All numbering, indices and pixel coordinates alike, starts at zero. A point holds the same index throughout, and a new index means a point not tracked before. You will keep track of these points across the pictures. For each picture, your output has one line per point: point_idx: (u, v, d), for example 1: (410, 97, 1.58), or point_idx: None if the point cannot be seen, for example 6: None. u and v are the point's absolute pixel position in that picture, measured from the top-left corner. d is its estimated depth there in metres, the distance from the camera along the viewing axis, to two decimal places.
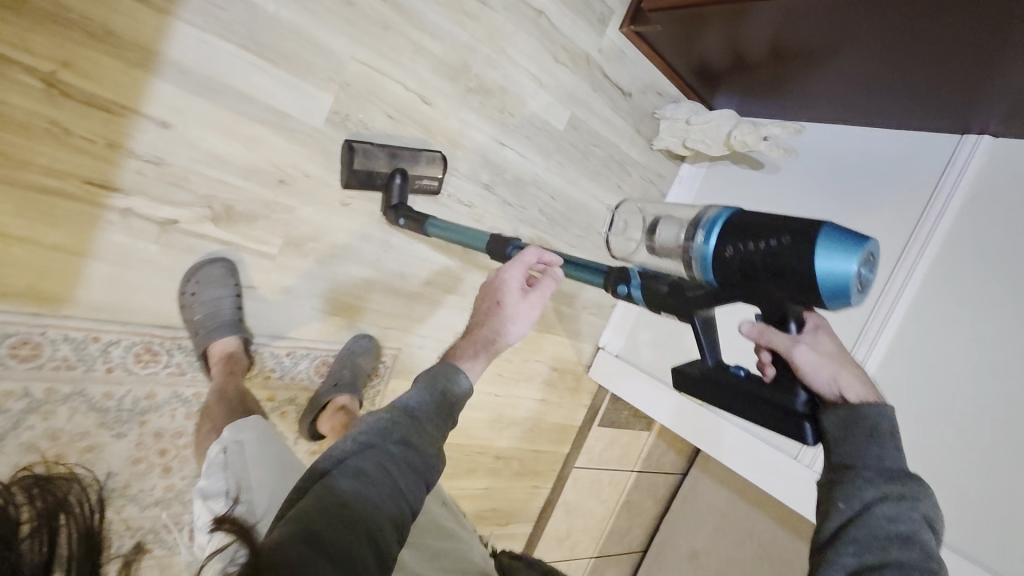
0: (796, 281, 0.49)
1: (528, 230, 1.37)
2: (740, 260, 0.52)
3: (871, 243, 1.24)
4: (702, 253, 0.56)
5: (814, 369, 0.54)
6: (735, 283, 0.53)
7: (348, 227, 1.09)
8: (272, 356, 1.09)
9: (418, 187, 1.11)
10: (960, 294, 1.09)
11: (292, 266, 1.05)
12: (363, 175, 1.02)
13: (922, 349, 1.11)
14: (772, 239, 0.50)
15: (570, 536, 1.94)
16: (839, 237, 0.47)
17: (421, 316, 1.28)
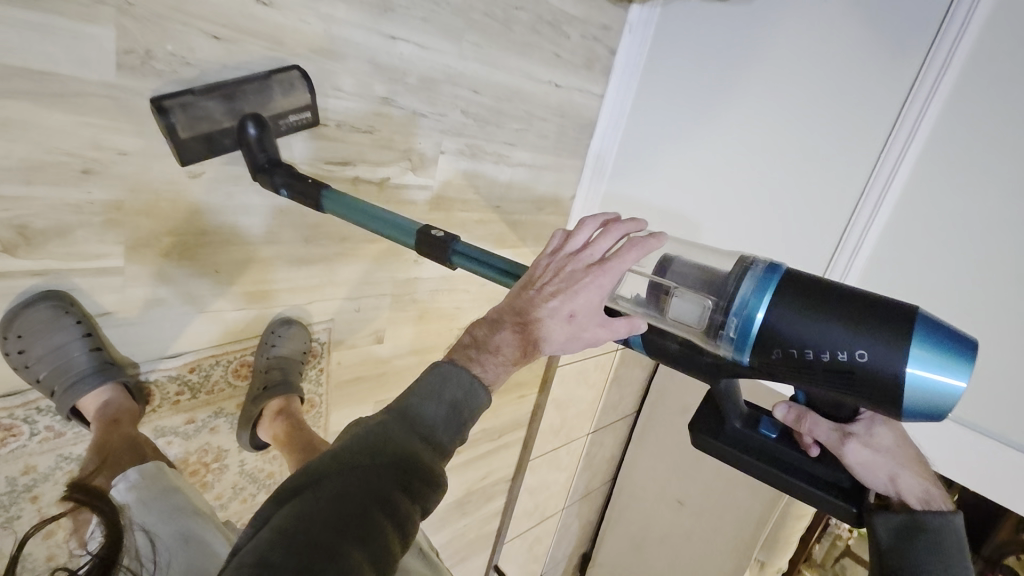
0: (868, 391, 0.53)
1: (453, 138, 1.10)
2: (789, 361, 0.55)
3: (852, 123, 1.05)
4: (739, 338, 0.57)
5: (869, 468, 0.63)
6: (782, 372, 0.56)
7: (212, 204, 0.82)
8: (172, 378, 0.89)
9: (288, 128, 0.81)
10: (961, 173, 0.96)
11: (154, 273, 0.81)
12: (200, 142, 0.73)
13: (918, 233, 1.01)
14: (844, 353, 0.53)
15: (564, 426, 1.95)
16: (930, 360, 0.51)
17: (345, 275, 1.06)
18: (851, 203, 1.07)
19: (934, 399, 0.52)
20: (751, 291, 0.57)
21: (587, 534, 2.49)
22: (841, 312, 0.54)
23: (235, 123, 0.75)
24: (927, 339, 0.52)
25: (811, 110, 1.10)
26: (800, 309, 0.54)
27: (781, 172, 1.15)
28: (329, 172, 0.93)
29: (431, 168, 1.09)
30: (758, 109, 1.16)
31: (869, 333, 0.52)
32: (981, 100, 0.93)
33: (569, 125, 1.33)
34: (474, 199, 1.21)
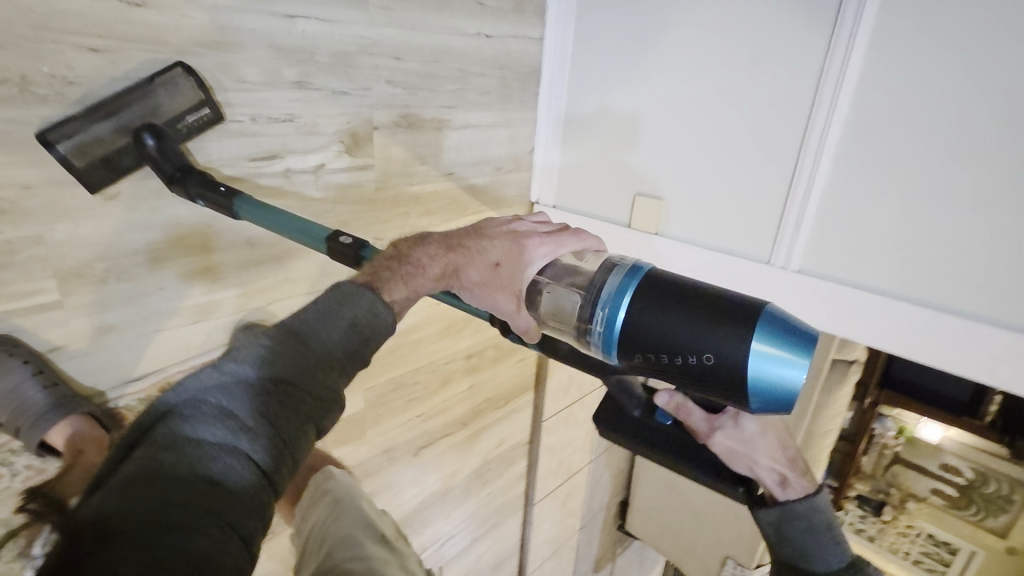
0: (719, 388, 0.50)
1: (385, 110, 1.07)
2: (648, 366, 0.53)
3: (788, 67, 1.04)
4: (604, 339, 0.54)
5: (729, 454, 0.66)
6: (639, 365, 0.54)
7: (137, 222, 0.81)
8: (143, 400, 0.89)
9: (191, 130, 0.78)
10: (896, 93, 0.95)
11: (94, 301, 0.80)
12: (99, 167, 0.72)
13: (864, 159, 1.00)
14: (692, 358, 0.49)
15: (573, 382, 1.94)
16: (777, 354, 0.47)
17: (303, 271, 1.04)
18: (796, 140, 1.06)
19: (782, 396, 0.48)
20: (615, 286, 0.54)
21: (621, 482, 2.51)
22: (681, 317, 0.50)
23: (129, 137, 0.73)
24: (775, 335, 0.48)
25: (747, 67, 1.08)
26: (656, 309, 0.51)
27: (726, 128, 1.13)
28: (255, 169, 0.91)
29: (368, 147, 1.06)
30: (695, 68, 1.15)
31: (712, 336, 0.49)
32: (902, 38, 0.92)
33: (510, 76, 1.28)
34: (424, 170, 1.18)
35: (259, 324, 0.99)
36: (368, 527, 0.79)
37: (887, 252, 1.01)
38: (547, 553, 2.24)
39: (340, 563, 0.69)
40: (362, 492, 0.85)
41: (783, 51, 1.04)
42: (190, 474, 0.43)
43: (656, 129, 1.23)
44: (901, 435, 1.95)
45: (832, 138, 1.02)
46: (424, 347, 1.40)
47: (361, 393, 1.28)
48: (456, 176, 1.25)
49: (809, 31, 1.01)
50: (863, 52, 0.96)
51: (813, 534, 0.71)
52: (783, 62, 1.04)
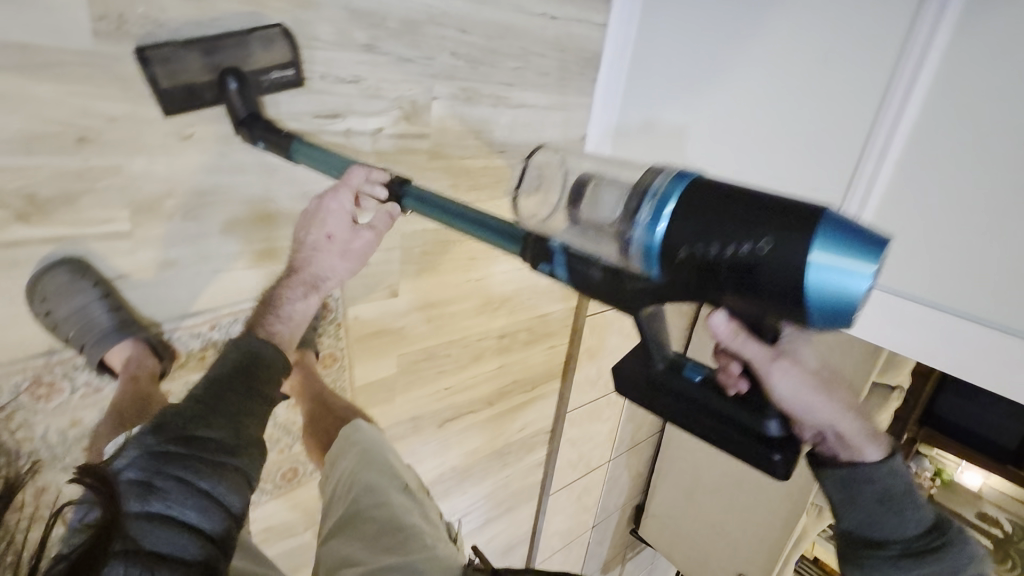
0: (775, 292, 0.44)
1: (445, 82, 1.09)
2: (694, 261, 0.47)
3: (857, 67, 0.99)
4: (647, 236, 0.49)
5: (792, 390, 0.56)
6: (684, 271, 0.48)
7: (207, 164, 0.85)
8: (195, 336, 0.94)
9: (268, 83, 0.84)
10: (974, 95, 0.88)
11: (161, 235, 0.85)
12: (181, 92, 0.76)
13: (930, 167, 0.94)
14: (750, 243, 0.44)
15: (601, 376, 1.92)
16: (844, 259, 0.42)
17: None
18: (858, 145, 1.02)
19: (839, 307, 0.43)
20: (664, 187, 0.50)
21: (639, 485, 2.48)
22: (738, 202, 0.46)
23: (216, 76, 0.78)
24: (845, 238, 0.42)
25: (813, 69, 1.05)
26: (709, 206, 0.46)
27: (785, 128, 1.10)
28: (318, 126, 0.95)
29: (426, 115, 1.09)
30: (762, 69, 1.11)
31: (771, 221, 0.44)
32: (985, 38, 0.86)
33: (571, 59, 1.28)
34: (476, 145, 1.19)
35: None
36: (392, 474, 0.82)
37: (951, 265, 0.95)
38: (559, 545, 2.24)
39: (365, 511, 0.76)
40: (387, 445, 0.87)
41: (852, 54, 1.00)
42: (237, 418, 0.69)
43: (716, 124, 1.21)
44: (938, 477, 1.85)
45: (897, 141, 0.97)
46: (460, 320, 1.40)
47: (394, 359, 1.30)
48: (507, 155, 1.26)
49: (882, 30, 0.95)
50: (940, 50, 0.90)
51: (890, 503, 0.65)
52: (850, 61, 1.00)
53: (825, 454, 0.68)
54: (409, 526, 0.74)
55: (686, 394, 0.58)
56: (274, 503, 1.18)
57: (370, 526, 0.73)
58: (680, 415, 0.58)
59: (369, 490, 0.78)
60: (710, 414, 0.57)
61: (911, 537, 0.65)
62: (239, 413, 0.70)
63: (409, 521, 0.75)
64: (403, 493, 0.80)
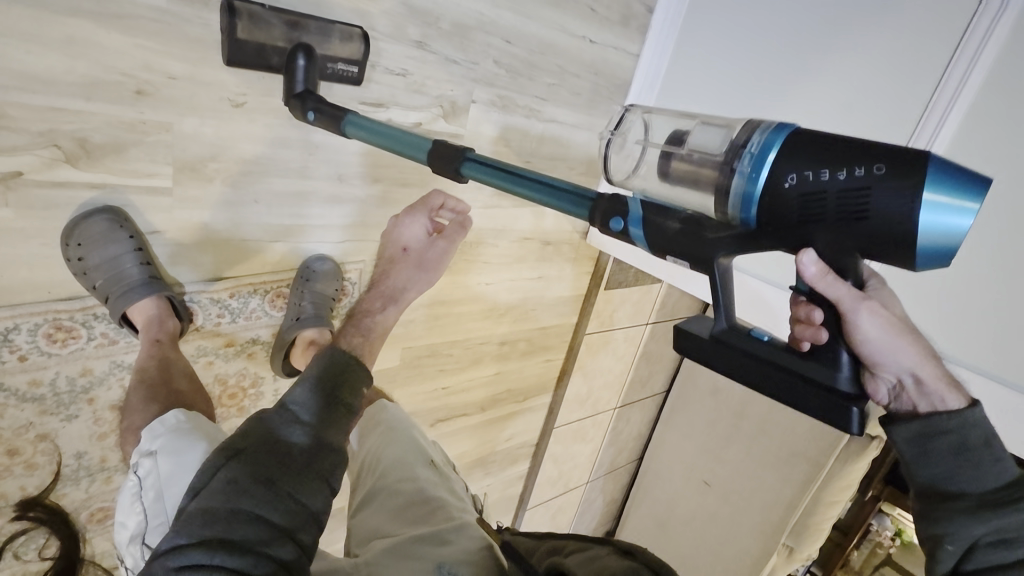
0: (880, 228, 0.47)
1: (485, 88, 1.13)
2: (798, 195, 0.48)
3: (876, 126, 0.99)
4: (755, 166, 0.50)
5: (875, 335, 0.54)
6: (782, 212, 0.49)
7: (254, 134, 0.87)
8: (214, 302, 0.95)
9: (331, 74, 0.87)
10: (988, 164, 0.87)
11: (199, 196, 0.86)
12: (252, 50, 0.78)
13: None
14: (861, 168, 0.47)
15: (591, 396, 1.94)
16: (948, 197, 0.46)
17: (380, 220, 1.10)
18: None
19: (949, 240, 0.46)
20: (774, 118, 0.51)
21: (612, 512, 2.48)
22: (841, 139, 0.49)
23: (288, 48, 0.81)
24: (946, 177, 0.46)
25: (830, 123, 1.05)
26: (811, 144, 0.49)
27: None
28: (362, 112, 0.98)
29: (462, 116, 1.12)
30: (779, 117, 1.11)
31: (875, 153, 0.47)
32: (1008, 109, 0.85)
33: (602, 83, 1.33)
34: (505, 152, 1.23)
35: (330, 261, 1.04)
36: (417, 449, 0.87)
37: (956, 328, 0.93)
38: None
39: (393, 485, 0.81)
40: (411, 422, 0.91)
41: (870, 112, 0.99)
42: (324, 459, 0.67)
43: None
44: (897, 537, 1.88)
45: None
46: (465, 322, 1.42)
47: (397, 350, 1.31)
48: (532, 166, 1.30)
49: (905, 89, 0.95)
50: (961, 116, 0.89)
51: (962, 454, 0.62)
52: (866, 121, 1.00)
53: (903, 407, 0.65)
54: (436, 500, 0.80)
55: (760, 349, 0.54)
56: None
57: (400, 499, 0.79)
58: (739, 369, 0.55)
59: (398, 463, 0.84)
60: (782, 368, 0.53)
61: (985, 490, 0.61)
62: (324, 459, 0.66)
63: (436, 496, 0.81)
64: (429, 470, 0.85)
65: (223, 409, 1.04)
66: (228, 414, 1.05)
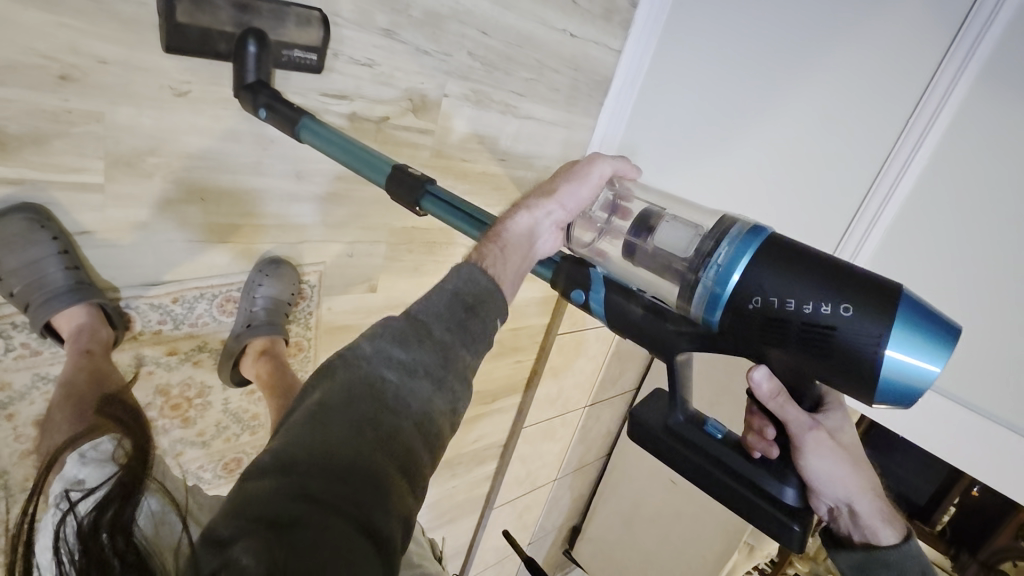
0: (844, 359, 0.50)
1: (458, 81, 1.06)
2: (761, 316, 0.52)
3: (852, 151, 1.01)
4: (714, 291, 0.54)
5: (820, 459, 0.60)
6: (745, 327, 0.53)
7: (198, 126, 0.79)
8: (154, 308, 0.87)
9: (288, 63, 0.79)
10: (955, 196, 0.92)
11: (135, 194, 0.78)
12: (196, 35, 0.70)
13: (910, 255, 0.98)
14: (826, 306, 0.49)
15: (560, 396, 1.91)
16: (909, 340, 0.48)
17: (341, 220, 1.03)
18: (842, 223, 1.04)
19: (908, 381, 0.49)
20: (740, 235, 0.55)
21: (578, 508, 2.48)
22: (808, 266, 0.51)
23: (236, 35, 0.73)
24: (907, 318, 0.49)
25: (809, 145, 1.06)
26: (774, 270, 0.52)
27: (774, 195, 1.12)
28: (323, 105, 0.90)
29: (433, 112, 1.05)
30: (759, 135, 1.12)
31: (837, 289, 0.50)
32: (976, 147, 0.89)
33: (582, 80, 1.28)
34: (478, 150, 1.17)
35: (286, 262, 0.97)
36: None
37: None
38: (493, 561, 2.19)
39: None
40: None
41: (847, 137, 1.01)
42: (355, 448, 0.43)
43: (708, 172, 1.20)
44: None
45: (889, 211, 0.98)
46: None
47: None
48: (506, 164, 1.24)
49: (888, 106, 0.97)
50: (938, 136, 0.92)
51: None
52: (841, 144, 1.02)
53: (841, 533, 0.68)
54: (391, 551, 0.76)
55: (712, 453, 0.62)
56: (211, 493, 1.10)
57: None
58: (692, 465, 0.63)
59: None
60: (726, 472, 0.61)
61: None
62: (358, 452, 0.43)
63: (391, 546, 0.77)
64: None
65: (165, 421, 0.97)
66: (170, 426, 0.98)
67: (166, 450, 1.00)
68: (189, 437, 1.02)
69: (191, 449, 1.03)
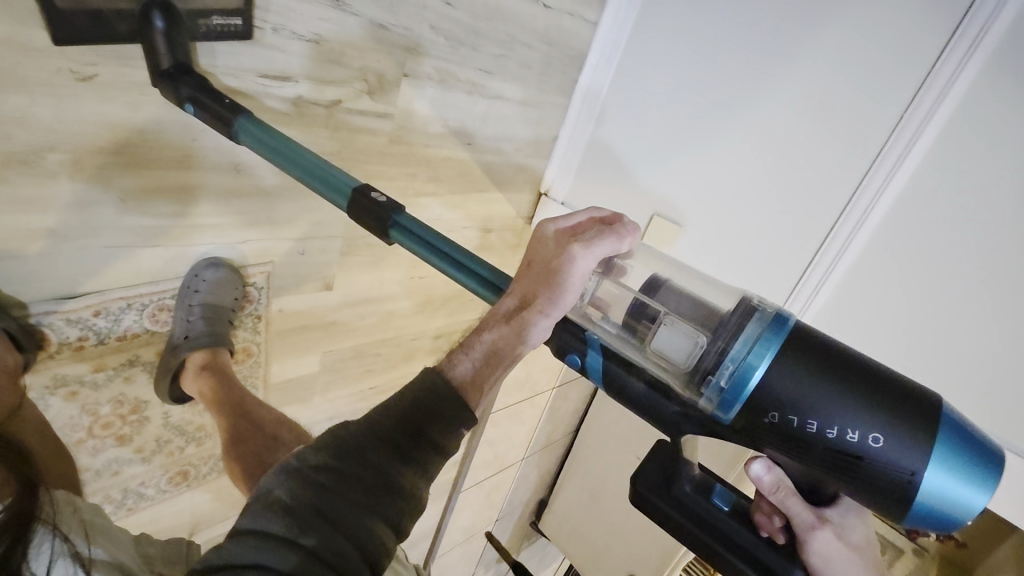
0: (878, 483, 0.49)
1: (420, 58, 0.95)
2: (786, 431, 0.50)
3: (841, 147, 0.96)
4: (730, 390, 0.50)
5: (828, 565, 0.56)
6: (766, 434, 0.52)
7: (110, 115, 0.67)
8: (72, 323, 0.76)
9: (208, 33, 0.67)
10: (946, 199, 0.88)
11: (37, 197, 0.66)
12: (82, 18, 0.59)
13: (897, 259, 0.94)
14: (861, 434, 0.48)
15: (529, 380, 1.87)
16: (944, 471, 0.48)
17: (289, 215, 0.92)
18: (828, 222, 1.00)
19: (940, 509, 0.49)
20: (760, 334, 0.51)
21: (545, 483, 2.50)
22: (849, 386, 0.49)
23: (131, 9, 0.61)
24: (945, 447, 0.48)
25: (797, 139, 1.01)
26: (814, 384, 0.49)
27: (758, 190, 1.07)
28: (263, 88, 0.78)
29: (392, 93, 0.94)
30: (744, 125, 1.06)
31: (877, 417, 0.48)
32: (971, 148, 0.85)
33: (556, 55, 1.18)
34: (442, 134, 1.06)
35: (227, 264, 0.87)
36: None
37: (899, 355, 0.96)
38: (460, 539, 2.19)
39: None
40: None
41: (838, 132, 0.96)
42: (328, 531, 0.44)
43: (690, 165, 1.14)
44: None
45: (877, 212, 0.94)
46: (396, 319, 1.23)
47: (318, 355, 1.12)
48: (473, 148, 1.14)
49: (881, 100, 0.91)
50: (933, 135, 0.88)
51: None
52: (830, 139, 0.97)
53: None
54: None
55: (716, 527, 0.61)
56: (157, 509, 1.02)
57: None
58: (691, 531, 0.62)
59: None
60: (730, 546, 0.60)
61: None
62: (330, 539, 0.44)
63: None
64: None
65: (97, 441, 0.87)
66: (103, 445, 0.88)
67: (100, 470, 0.90)
68: (126, 455, 0.92)
69: (130, 466, 0.94)
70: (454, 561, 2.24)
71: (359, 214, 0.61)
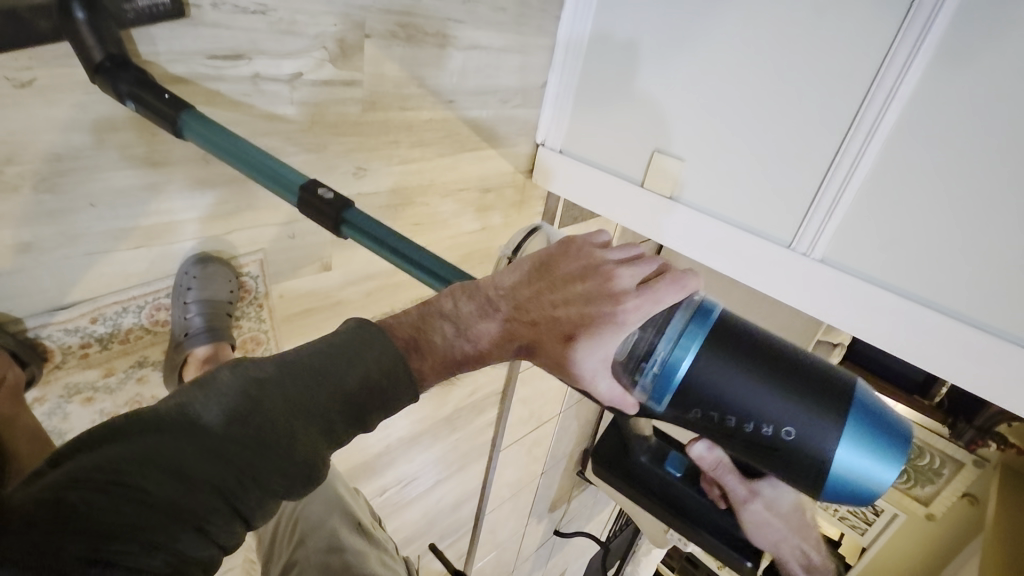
0: (799, 467, 0.51)
1: (380, 15, 0.89)
2: (704, 422, 0.53)
3: (846, 49, 0.86)
4: (659, 382, 0.52)
5: (759, 524, 0.72)
6: (691, 421, 0.54)
7: (60, 120, 0.66)
8: (71, 332, 0.77)
9: (140, 15, 0.64)
10: (968, 92, 0.78)
11: (6, 213, 0.66)
12: None
13: (917, 166, 0.84)
14: (772, 424, 0.50)
15: None
16: (855, 455, 0.50)
17: (271, 199, 0.90)
18: (838, 135, 0.90)
19: (854, 488, 0.51)
20: (684, 326, 0.51)
21: (587, 435, 2.50)
22: (756, 378, 0.51)
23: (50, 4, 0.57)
24: (854, 429, 0.50)
25: (797, 47, 0.91)
26: (722, 375, 0.51)
27: (758, 110, 0.98)
28: (215, 70, 0.75)
29: (356, 57, 0.89)
30: (739, 42, 0.97)
31: (787, 407, 0.50)
32: (994, 29, 0.74)
33: None
34: (420, 94, 1.01)
35: (215, 258, 0.86)
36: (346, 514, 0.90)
37: (927, 273, 0.87)
38: (508, 496, 2.24)
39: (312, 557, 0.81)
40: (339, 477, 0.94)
41: (840, 32, 0.86)
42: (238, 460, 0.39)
43: (685, 94, 1.06)
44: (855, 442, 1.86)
45: (891, 117, 0.85)
46: (403, 291, 1.21)
47: None
48: (456, 105, 1.09)
49: None
50: (948, 20, 0.77)
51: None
52: (833, 40, 0.87)
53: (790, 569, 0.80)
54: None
55: (667, 483, 0.90)
56: None
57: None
58: (653, 492, 0.92)
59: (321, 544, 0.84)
60: (676, 499, 0.89)
61: None
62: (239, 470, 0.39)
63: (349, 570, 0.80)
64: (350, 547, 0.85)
65: None
66: None
67: None
68: None
69: None
70: (504, 518, 2.31)
71: (308, 207, 0.60)
